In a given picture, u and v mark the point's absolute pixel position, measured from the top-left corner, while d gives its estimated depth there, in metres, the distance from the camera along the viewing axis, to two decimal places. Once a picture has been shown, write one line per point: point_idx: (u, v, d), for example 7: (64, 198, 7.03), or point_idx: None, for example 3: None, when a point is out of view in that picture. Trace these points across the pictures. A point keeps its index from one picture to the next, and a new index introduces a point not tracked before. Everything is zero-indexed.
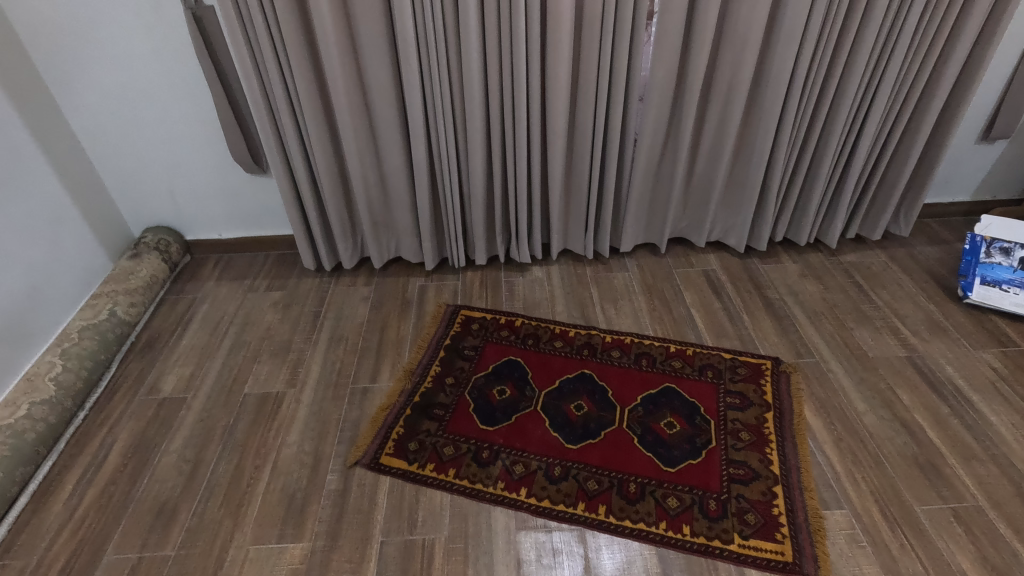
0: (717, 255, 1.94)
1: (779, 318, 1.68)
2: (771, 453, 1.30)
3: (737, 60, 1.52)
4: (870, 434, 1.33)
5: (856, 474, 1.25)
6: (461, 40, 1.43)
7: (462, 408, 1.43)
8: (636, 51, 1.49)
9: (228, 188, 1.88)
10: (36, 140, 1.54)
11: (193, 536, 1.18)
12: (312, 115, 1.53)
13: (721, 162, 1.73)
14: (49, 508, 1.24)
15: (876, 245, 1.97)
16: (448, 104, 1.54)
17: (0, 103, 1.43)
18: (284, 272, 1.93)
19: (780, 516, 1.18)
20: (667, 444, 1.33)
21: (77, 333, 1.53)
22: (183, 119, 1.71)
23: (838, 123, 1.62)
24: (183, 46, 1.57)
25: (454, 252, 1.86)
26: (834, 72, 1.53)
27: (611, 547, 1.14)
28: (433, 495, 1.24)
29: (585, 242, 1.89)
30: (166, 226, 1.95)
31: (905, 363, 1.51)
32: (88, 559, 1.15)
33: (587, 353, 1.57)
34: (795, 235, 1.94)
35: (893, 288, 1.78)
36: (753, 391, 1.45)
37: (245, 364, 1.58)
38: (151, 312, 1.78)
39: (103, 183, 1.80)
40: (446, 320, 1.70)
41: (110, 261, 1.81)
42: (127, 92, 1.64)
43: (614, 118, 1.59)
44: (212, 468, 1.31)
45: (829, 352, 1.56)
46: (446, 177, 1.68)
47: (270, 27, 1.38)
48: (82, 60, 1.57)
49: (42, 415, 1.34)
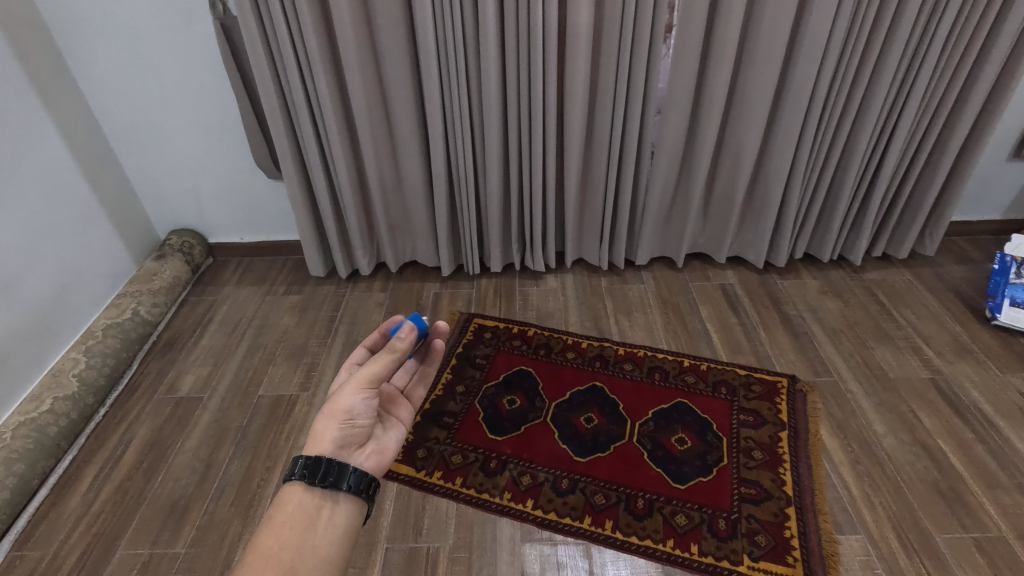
0: (735, 270, 1.92)
1: (796, 335, 1.65)
2: (785, 473, 1.27)
3: (756, 74, 1.51)
4: (889, 457, 1.30)
5: (873, 498, 1.21)
6: (480, 52, 1.45)
7: (471, 416, 1.43)
8: (655, 64, 1.49)
9: (250, 194, 1.92)
10: (69, 144, 1.60)
11: (203, 534, 1.20)
12: (334, 123, 1.56)
13: (740, 177, 1.71)
14: (67, 501, 1.27)
15: (900, 262, 1.93)
16: (466, 114, 1.56)
17: (36, 109, 1.50)
18: (301, 277, 1.96)
19: (792, 538, 1.15)
20: (677, 460, 1.31)
21: (102, 331, 1.58)
22: (209, 126, 1.76)
23: (863, 138, 1.59)
24: (212, 56, 1.62)
25: (470, 260, 1.87)
26: (859, 86, 1.50)
27: (616, 563, 1.13)
28: (439, 503, 1.24)
29: (601, 253, 1.88)
30: (190, 229, 2.00)
31: (927, 386, 1.47)
32: (101, 553, 1.17)
33: (598, 365, 1.56)
34: (818, 251, 1.91)
35: (917, 307, 1.73)
36: (768, 409, 1.42)
37: (261, 366, 1.60)
38: (173, 312, 1.83)
39: (132, 187, 1.86)
40: (458, 327, 1.70)
41: (135, 262, 1.86)
42: (157, 98, 1.70)
43: (631, 130, 1.59)
44: (225, 467, 1.33)
45: (848, 372, 1.52)
46: (463, 186, 1.70)
47: (295, 37, 1.42)
48: (116, 68, 1.63)
49: (64, 410, 1.37)
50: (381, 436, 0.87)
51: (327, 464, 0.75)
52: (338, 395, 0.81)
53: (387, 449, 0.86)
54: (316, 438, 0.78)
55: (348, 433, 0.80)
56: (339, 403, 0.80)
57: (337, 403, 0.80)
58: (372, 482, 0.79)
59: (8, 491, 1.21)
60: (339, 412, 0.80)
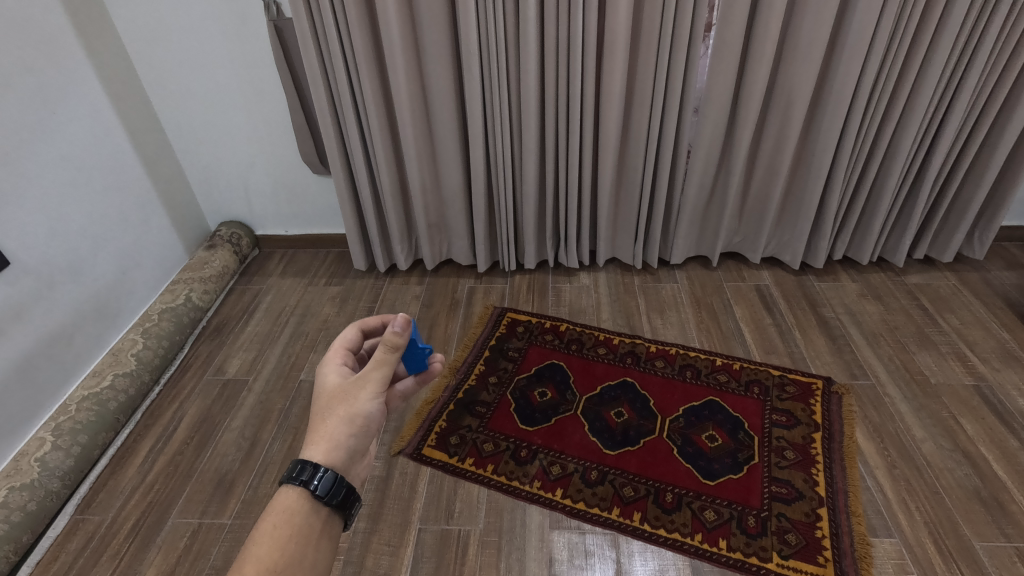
0: (771, 271, 1.90)
1: (833, 337, 1.62)
2: (818, 474, 1.26)
3: (798, 72, 1.49)
4: (928, 462, 1.27)
5: (909, 503, 1.19)
6: (520, 51, 1.48)
7: (503, 407, 1.47)
8: (693, 62, 1.49)
9: (297, 188, 2.00)
10: (132, 139, 1.71)
11: (248, 507, 1.26)
12: (377, 121, 1.62)
13: (778, 177, 1.70)
14: (125, 471, 1.36)
15: (946, 267, 1.87)
16: (505, 112, 1.59)
17: (103, 106, 1.60)
18: (342, 269, 2.03)
19: (823, 538, 1.14)
20: (707, 457, 1.31)
21: (158, 314, 1.67)
22: (259, 123, 1.85)
23: (907, 139, 1.56)
24: (264, 57, 1.70)
25: (504, 257, 1.90)
26: (904, 84, 1.48)
27: (643, 554, 1.14)
28: (470, 489, 1.28)
29: (634, 251, 1.90)
30: (238, 221, 2.10)
31: (971, 393, 1.43)
32: (155, 520, 1.25)
33: (629, 361, 1.57)
34: (858, 253, 1.87)
35: (963, 313, 1.68)
36: (801, 410, 1.41)
37: (303, 352, 1.67)
38: (221, 300, 1.92)
39: (186, 179, 1.96)
40: (492, 321, 1.74)
41: (188, 252, 1.96)
42: (214, 96, 1.79)
43: (668, 128, 1.60)
44: (268, 446, 1.40)
45: (887, 377, 1.49)
46: (500, 183, 1.73)
47: (343, 37, 1.48)
48: (177, 66, 1.73)
49: (123, 387, 1.47)
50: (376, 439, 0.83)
51: (347, 494, 0.70)
52: (358, 398, 0.74)
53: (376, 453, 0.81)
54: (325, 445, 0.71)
55: (363, 440, 0.75)
56: (362, 410, 0.74)
57: (358, 409, 0.74)
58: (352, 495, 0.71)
59: (72, 459, 1.30)
60: (360, 418, 0.74)
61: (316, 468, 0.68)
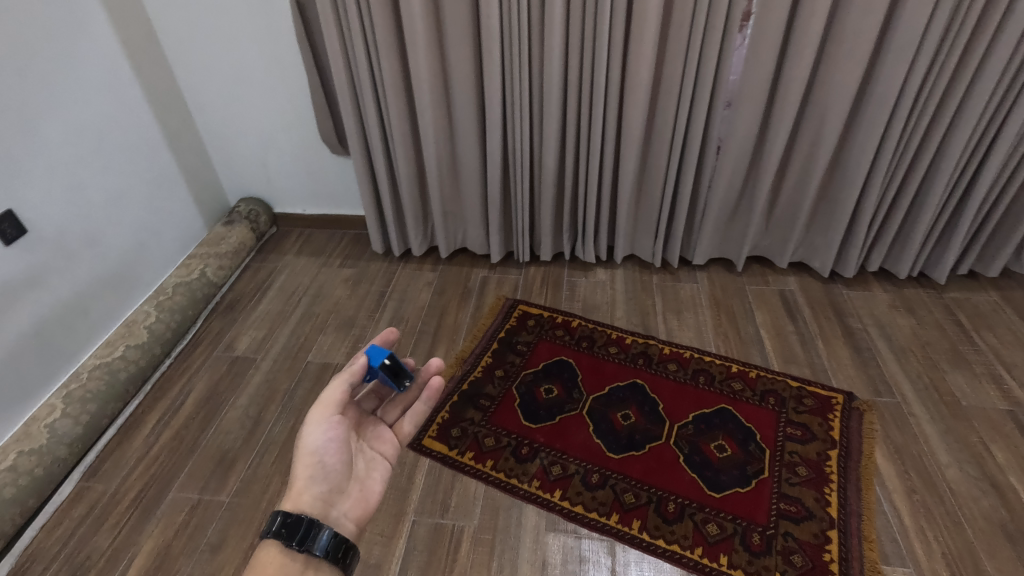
0: (798, 277, 1.81)
1: (859, 350, 1.54)
2: (830, 494, 1.21)
3: (840, 69, 1.40)
4: (950, 489, 1.20)
5: (928, 532, 1.13)
6: (544, 36, 1.42)
7: (507, 402, 1.44)
8: (726, 53, 1.41)
9: (315, 168, 1.99)
10: (155, 116, 1.72)
11: (247, 486, 1.27)
12: (396, 103, 1.58)
13: (812, 179, 1.61)
14: (131, 442, 1.38)
15: (988, 282, 1.76)
16: (527, 99, 1.54)
17: (127, 81, 1.61)
18: (357, 252, 2.02)
19: (831, 563, 1.09)
20: (714, 468, 1.26)
21: (172, 288, 1.68)
22: (280, 101, 1.83)
23: (956, 145, 1.46)
24: (286, 35, 1.68)
25: (520, 247, 1.86)
26: (955, 86, 1.38)
27: (640, 564, 1.11)
28: (468, 483, 1.25)
29: (654, 249, 1.83)
30: (257, 198, 2.10)
31: (1004, 418, 1.34)
32: (156, 493, 1.26)
33: (641, 363, 1.52)
34: (893, 263, 1.77)
35: (1003, 332, 1.58)
36: (818, 424, 1.35)
37: (312, 333, 1.67)
38: (236, 276, 1.93)
39: (207, 155, 1.97)
40: (503, 312, 1.71)
41: (206, 226, 1.98)
42: (237, 73, 1.78)
43: (696, 122, 1.52)
44: (271, 427, 1.40)
45: (913, 395, 1.41)
46: (519, 171, 1.68)
47: (363, 17, 1.44)
48: (201, 41, 1.72)
49: (134, 358, 1.48)
50: (365, 478, 0.86)
51: (345, 549, 0.75)
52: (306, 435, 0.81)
53: (370, 496, 0.86)
54: (294, 490, 0.78)
55: (324, 479, 0.81)
56: (308, 444, 0.80)
57: (304, 444, 0.81)
58: (351, 549, 0.75)
59: (80, 427, 1.32)
60: (308, 453, 0.80)
61: (310, 532, 0.73)
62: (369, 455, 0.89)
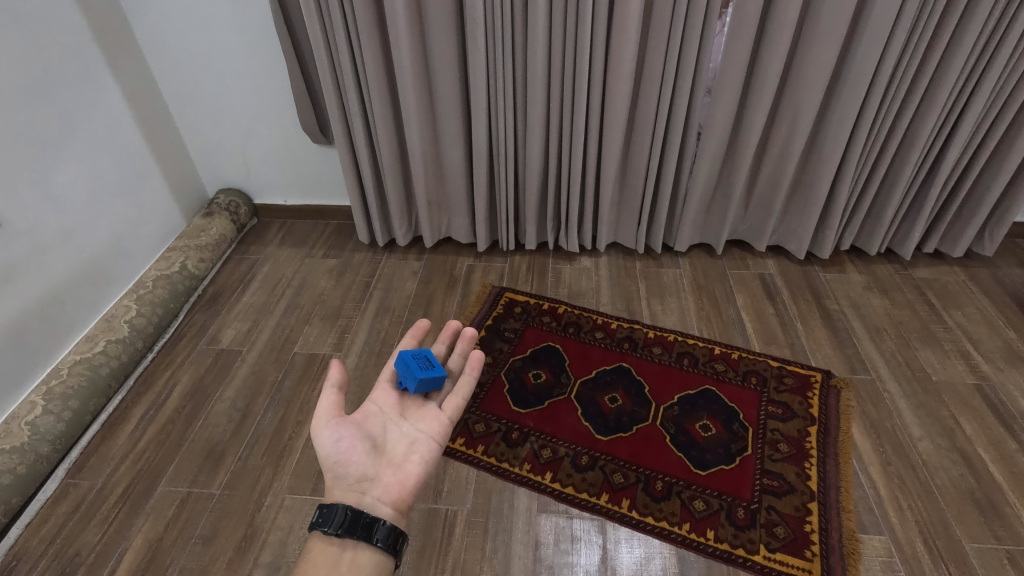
0: (776, 260, 1.86)
1: (835, 330, 1.59)
2: (810, 468, 1.25)
3: (816, 57, 1.43)
4: (923, 460, 1.26)
5: (902, 501, 1.18)
6: (527, 23, 1.42)
7: (496, 388, 1.45)
8: (707, 40, 1.43)
9: (296, 158, 1.97)
10: (128, 103, 1.67)
11: (237, 478, 1.26)
12: (378, 91, 1.57)
13: (789, 164, 1.64)
14: (115, 438, 1.36)
15: (956, 262, 1.83)
16: (510, 86, 1.54)
17: (98, 68, 1.56)
18: (340, 242, 2.01)
19: (812, 533, 1.14)
20: (700, 447, 1.30)
21: (152, 282, 1.66)
22: (258, 91, 1.80)
23: (925, 129, 1.51)
24: (262, 22, 1.65)
25: (505, 236, 1.87)
26: (925, 73, 1.42)
27: (630, 541, 1.14)
28: (459, 468, 1.27)
29: (637, 235, 1.85)
30: (236, 189, 2.07)
31: (972, 392, 1.40)
32: (145, 488, 1.25)
33: (626, 347, 1.55)
34: (865, 243, 1.83)
35: (969, 311, 1.65)
36: (798, 403, 1.39)
37: (297, 325, 1.66)
38: (218, 268, 1.90)
39: (186, 148, 1.94)
40: (489, 300, 1.71)
41: (184, 219, 1.94)
42: (212, 61, 1.74)
43: (677, 109, 1.54)
44: (259, 419, 1.39)
45: (887, 372, 1.47)
46: (503, 158, 1.68)
47: (343, 4, 1.42)
48: (174, 30, 1.68)
49: (115, 353, 1.46)
50: (404, 461, 0.86)
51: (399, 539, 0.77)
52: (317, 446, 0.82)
53: (410, 478, 0.84)
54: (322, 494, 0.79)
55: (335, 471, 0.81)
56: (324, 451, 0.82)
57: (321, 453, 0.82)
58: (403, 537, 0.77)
59: (63, 423, 1.30)
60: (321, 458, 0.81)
61: (371, 524, 0.76)
62: (412, 440, 0.89)
